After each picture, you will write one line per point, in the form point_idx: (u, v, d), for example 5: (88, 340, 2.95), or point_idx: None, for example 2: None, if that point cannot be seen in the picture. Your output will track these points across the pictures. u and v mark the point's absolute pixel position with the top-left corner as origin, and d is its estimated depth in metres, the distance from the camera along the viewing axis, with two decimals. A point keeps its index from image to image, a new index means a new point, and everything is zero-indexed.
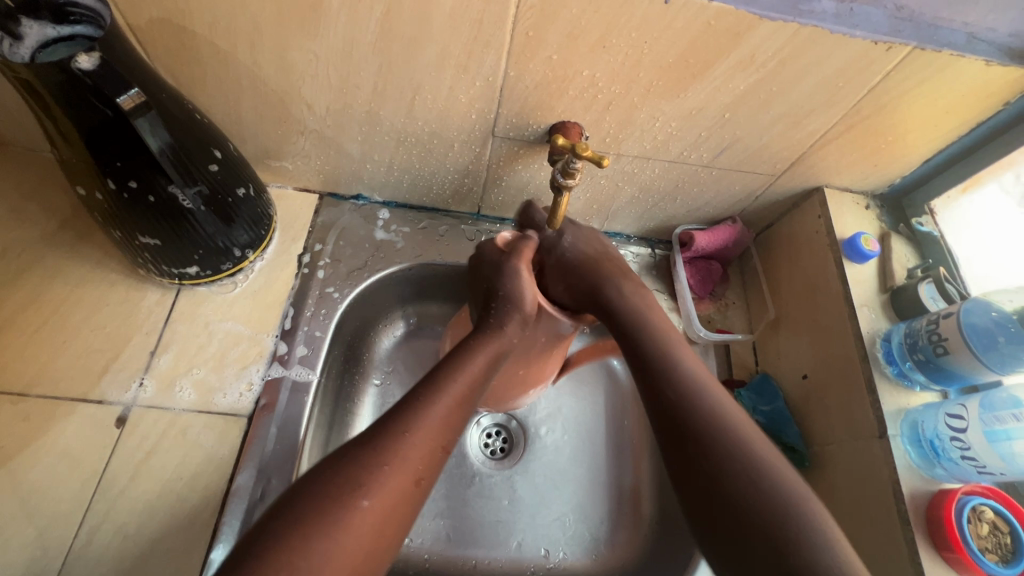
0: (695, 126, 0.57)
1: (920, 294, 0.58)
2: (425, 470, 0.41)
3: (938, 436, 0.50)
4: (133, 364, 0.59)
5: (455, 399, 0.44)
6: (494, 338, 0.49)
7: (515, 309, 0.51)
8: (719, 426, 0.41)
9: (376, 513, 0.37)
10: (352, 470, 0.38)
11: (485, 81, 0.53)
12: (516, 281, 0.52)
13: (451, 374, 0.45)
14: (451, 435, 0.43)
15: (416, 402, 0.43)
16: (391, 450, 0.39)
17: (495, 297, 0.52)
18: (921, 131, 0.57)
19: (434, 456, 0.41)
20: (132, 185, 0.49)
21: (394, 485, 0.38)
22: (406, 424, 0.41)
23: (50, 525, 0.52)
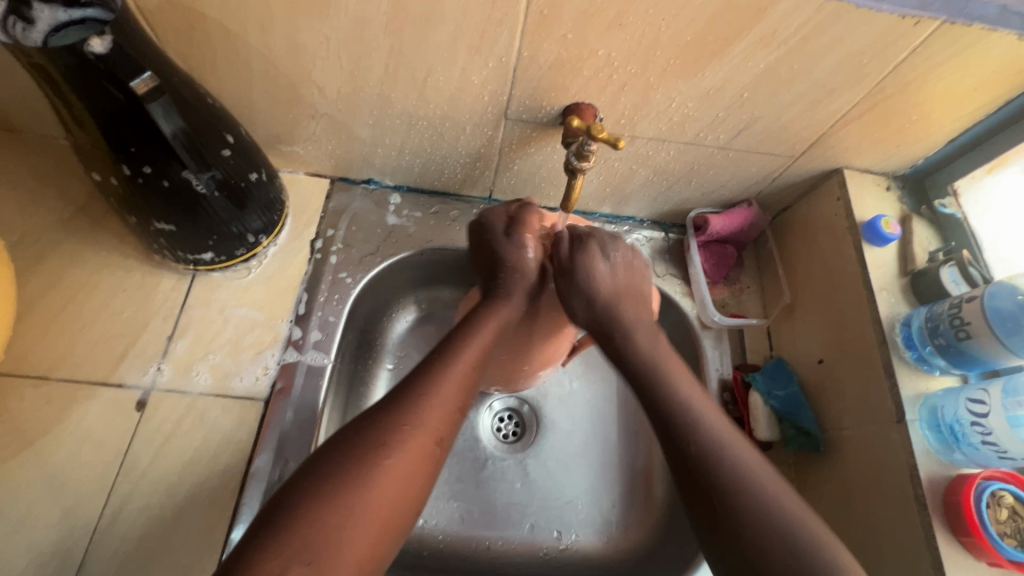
0: (712, 106, 0.55)
1: (942, 278, 0.57)
2: (444, 431, 0.43)
3: (958, 421, 0.50)
4: (151, 349, 0.60)
5: (469, 361, 0.47)
6: (500, 307, 0.52)
7: (519, 279, 0.54)
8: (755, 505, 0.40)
9: (400, 471, 0.39)
10: (375, 431, 0.40)
11: (498, 62, 0.52)
12: (522, 251, 0.55)
13: (464, 338, 0.48)
14: (466, 397, 0.46)
15: (431, 365, 0.46)
16: (408, 412, 0.42)
17: (500, 267, 0.55)
18: (946, 109, 0.55)
19: (450, 419, 0.44)
20: (146, 171, 0.49)
21: (415, 446, 0.41)
22: (422, 386, 0.44)
23: (76, 505, 0.53)
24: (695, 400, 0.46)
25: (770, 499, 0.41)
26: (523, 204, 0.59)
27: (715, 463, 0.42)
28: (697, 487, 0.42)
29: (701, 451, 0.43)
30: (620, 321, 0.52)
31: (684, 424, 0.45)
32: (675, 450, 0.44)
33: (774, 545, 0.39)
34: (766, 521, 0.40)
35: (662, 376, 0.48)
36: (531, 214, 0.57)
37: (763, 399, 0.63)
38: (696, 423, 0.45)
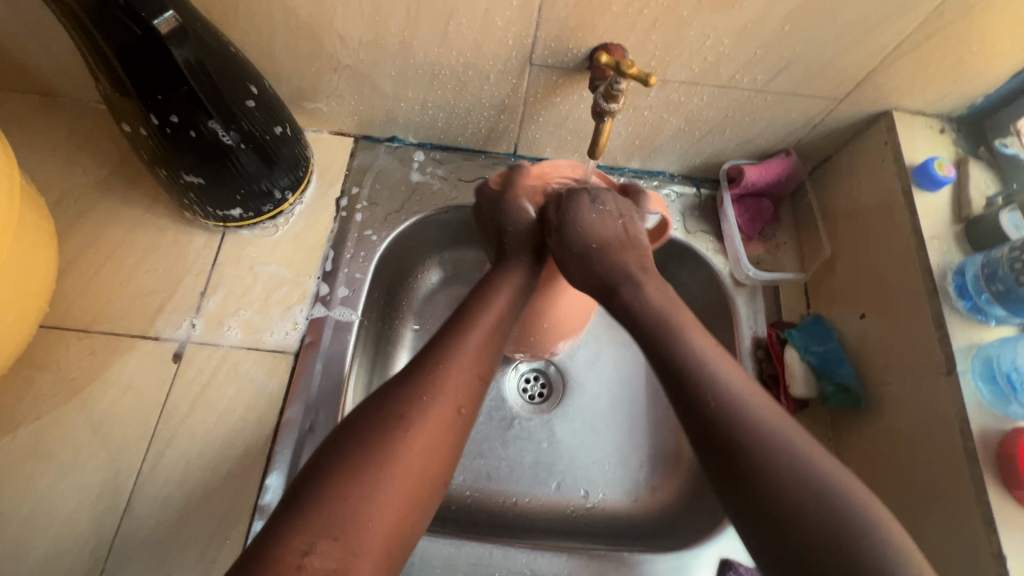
0: (750, 43, 0.52)
1: (1002, 223, 0.53)
2: (464, 400, 0.43)
3: (1017, 369, 0.47)
4: (185, 304, 0.62)
5: (485, 329, 0.47)
6: (512, 272, 0.52)
7: (525, 243, 0.54)
8: (749, 431, 0.39)
9: (421, 442, 0.39)
10: (393, 403, 0.40)
11: (523, 1, 0.50)
12: (522, 216, 0.54)
13: (479, 309, 0.48)
14: (485, 365, 0.46)
15: (447, 339, 0.45)
16: (426, 382, 0.42)
17: (505, 234, 0.54)
18: (1011, 37, 0.51)
19: (471, 386, 0.43)
20: (173, 121, 0.49)
21: (436, 416, 0.41)
22: (438, 357, 0.44)
23: (121, 450, 0.55)
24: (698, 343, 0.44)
25: (769, 427, 0.39)
26: (515, 164, 0.56)
27: (714, 393, 0.41)
28: (695, 417, 0.41)
29: (705, 389, 0.41)
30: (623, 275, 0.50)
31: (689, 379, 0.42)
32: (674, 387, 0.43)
33: (765, 463, 0.38)
34: (761, 449, 0.38)
35: (670, 326, 0.46)
36: (526, 174, 0.54)
37: (799, 354, 0.61)
38: (697, 358, 0.43)
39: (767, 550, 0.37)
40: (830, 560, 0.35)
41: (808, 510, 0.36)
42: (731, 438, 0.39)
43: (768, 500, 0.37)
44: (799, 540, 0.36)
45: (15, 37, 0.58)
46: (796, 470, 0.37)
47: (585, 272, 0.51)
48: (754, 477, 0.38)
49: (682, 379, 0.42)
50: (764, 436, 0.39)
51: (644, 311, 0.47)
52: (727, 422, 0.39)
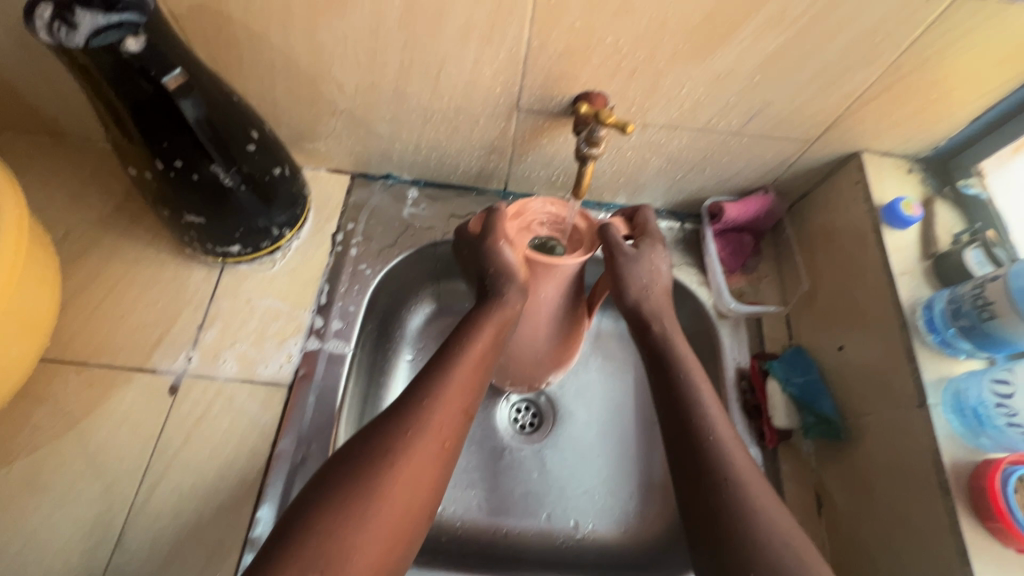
0: (723, 91, 0.55)
1: (966, 260, 0.56)
2: (449, 434, 0.44)
3: (983, 403, 0.49)
4: (182, 337, 0.63)
5: (471, 364, 0.48)
6: (493, 310, 0.51)
7: (508, 282, 0.52)
8: (725, 470, 0.45)
9: (407, 476, 0.41)
10: (381, 438, 0.42)
11: (509, 53, 0.53)
12: (499, 256, 0.52)
13: (462, 345, 0.48)
14: (471, 399, 0.47)
15: (432, 374, 0.46)
16: (412, 417, 0.43)
17: (484, 273, 0.53)
18: (968, 87, 0.54)
19: (456, 420, 0.45)
20: (177, 164, 0.52)
21: (421, 451, 0.42)
22: (426, 391, 0.45)
23: (115, 483, 0.56)
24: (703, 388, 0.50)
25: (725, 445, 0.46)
26: (490, 207, 0.56)
27: (703, 435, 0.47)
28: (683, 451, 0.47)
29: (703, 431, 0.47)
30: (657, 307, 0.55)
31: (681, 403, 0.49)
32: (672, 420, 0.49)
33: (730, 495, 0.44)
34: (728, 484, 0.44)
35: (679, 371, 0.51)
36: (499, 219, 0.54)
37: (781, 386, 0.62)
38: (697, 401, 0.49)
39: (701, 545, 0.44)
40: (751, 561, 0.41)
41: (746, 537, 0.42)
42: (708, 475, 0.45)
43: (722, 526, 0.43)
44: (727, 536, 0.42)
45: (28, 83, 0.61)
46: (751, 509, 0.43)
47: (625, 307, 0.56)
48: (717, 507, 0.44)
49: (678, 412, 0.49)
50: (736, 474, 0.45)
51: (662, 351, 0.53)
52: (710, 459, 0.46)
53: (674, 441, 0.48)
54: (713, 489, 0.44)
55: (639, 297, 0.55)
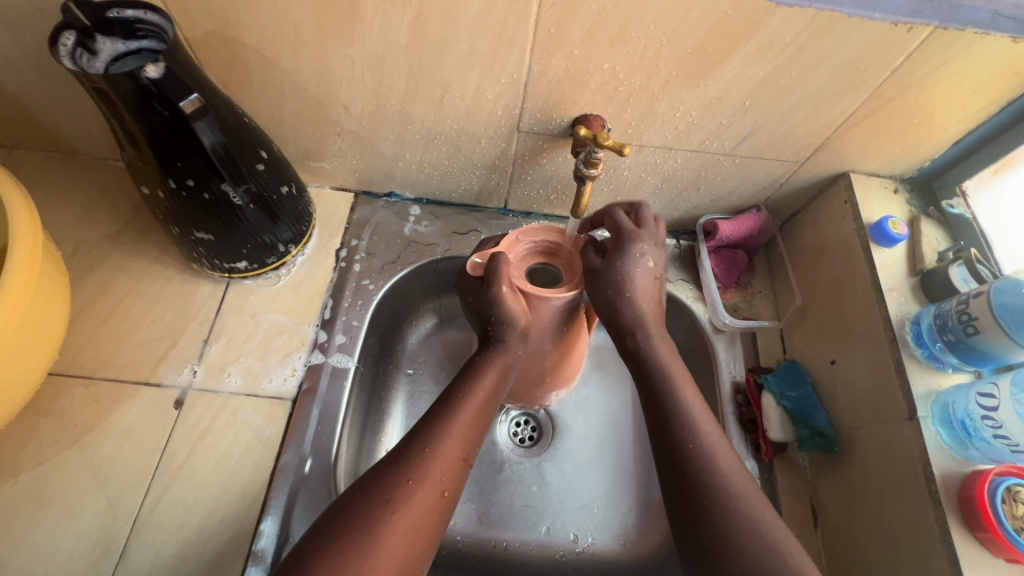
0: (716, 115, 0.58)
1: (951, 276, 0.58)
2: (447, 484, 0.45)
3: (969, 416, 0.50)
4: (188, 351, 0.64)
5: (471, 413, 0.49)
6: (495, 356, 0.54)
7: (508, 328, 0.54)
8: (707, 473, 0.46)
9: (406, 525, 0.42)
10: (381, 486, 0.43)
11: (510, 78, 0.55)
12: (500, 303, 0.54)
13: (464, 393, 0.50)
14: (469, 447, 0.48)
15: (431, 424, 0.48)
16: (411, 466, 0.44)
17: (486, 317, 0.55)
18: (949, 112, 0.56)
19: (454, 469, 0.46)
20: (189, 184, 0.53)
21: (420, 500, 0.43)
22: (425, 440, 0.46)
23: (120, 496, 0.57)
24: (688, 393, 0.51)
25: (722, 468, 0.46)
26: (491, 252, 0.57)
27: (688, 438, 0.48)
28: (668, 454, 0.48)
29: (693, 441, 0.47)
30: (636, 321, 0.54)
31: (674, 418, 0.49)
32: (658, 425, 0.50)
33: (711, 497, 0.45)
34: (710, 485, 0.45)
35: (665, 377, 0.52)
36: (501, 263, 0.55)
37: (775, 400, 0.64)
38: (681, 405, 0.50)
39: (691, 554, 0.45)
40: None
41: (729, 536, 0.43)
42: (692, 478, 0.46)
43: (706, 526, 0.44)
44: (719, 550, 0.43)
45: (43, 103, 0.63)
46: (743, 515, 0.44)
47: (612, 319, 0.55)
48: (700, 507, 0.45)
49: (668, 423, 0.49)
50: (723, 479, 0.46)
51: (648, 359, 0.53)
52: (693, 460, 0.47)
53: (660, 445, 0.49)
54: (696, 490, 0.45)
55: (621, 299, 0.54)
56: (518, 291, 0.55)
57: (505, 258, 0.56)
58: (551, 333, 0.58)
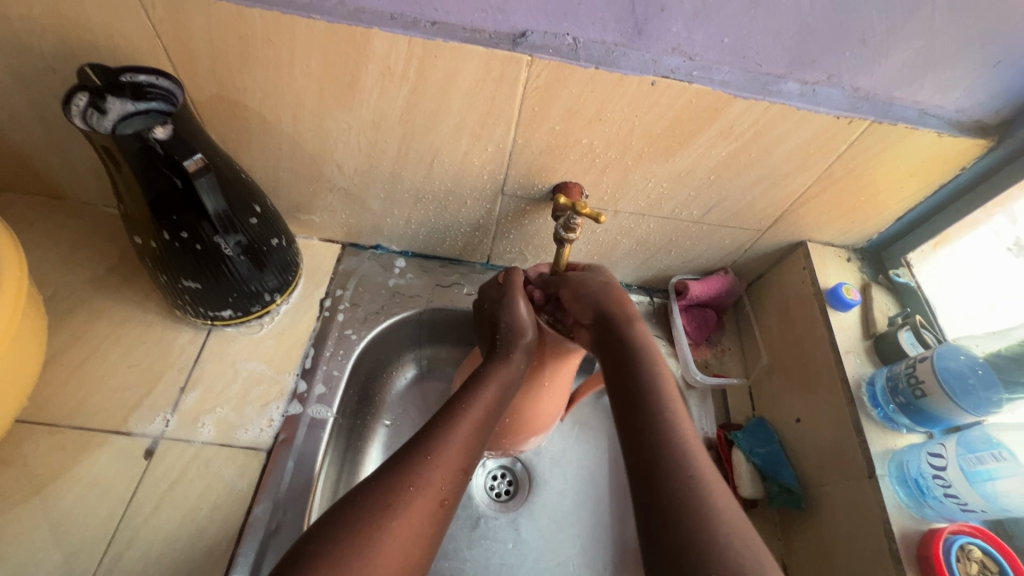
0: (685, 186, 0.63)
1: (901, 340, 0.62)
2: (447, 492, 0.45)
3: (922, 474, 0.54)
4: (163, 400, 0.64)
5: (473, 423, 0.49)
6: (501, 366, 0.54)
7: (517, 339, 0.56)
8: (666, 437, 0.41)
9: (405, 532, 0.41)
10: (381, 492, 0.42)
11: (496, 148, 0.60)
12: (515, 312, 0.58)
13: (468, 399, 0.50)
14: (469, 458, 0.47)
15: (435, 430, 0.47)
16: (412, 473, 0.44)
17: (499, 329, 0.57)
18: (891, 191, 0.63)
19: (455, 479, 0.46)
20: (183, 236, 0.55)
21: (419, 507, 0.43)
22: (427, 447, 0.46)
23: (77, 552, 0.54)
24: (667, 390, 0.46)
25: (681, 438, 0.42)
26: (509, 270, 0.64)
27: (653, 409, 0.44)
28: (634, 433, 0.43)
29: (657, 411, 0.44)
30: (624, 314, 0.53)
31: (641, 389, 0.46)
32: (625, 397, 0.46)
33: (664, 461, 0.40)
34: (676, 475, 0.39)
35: (638, 355, 0.49)
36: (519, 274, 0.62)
37: (746, 455, 0.66)
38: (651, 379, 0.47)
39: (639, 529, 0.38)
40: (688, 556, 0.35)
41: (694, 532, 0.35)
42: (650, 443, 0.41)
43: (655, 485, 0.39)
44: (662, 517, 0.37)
45: (39, 151, 0.65)
46: (702, 495, 0.38)
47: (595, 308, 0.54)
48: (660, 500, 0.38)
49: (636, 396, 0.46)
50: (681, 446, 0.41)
51: (629, 353, 0.49)
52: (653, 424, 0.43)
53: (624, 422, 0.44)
54: (656, 467, 0.40)
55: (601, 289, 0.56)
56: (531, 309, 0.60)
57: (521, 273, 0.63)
58: (549, 366, 0.59)
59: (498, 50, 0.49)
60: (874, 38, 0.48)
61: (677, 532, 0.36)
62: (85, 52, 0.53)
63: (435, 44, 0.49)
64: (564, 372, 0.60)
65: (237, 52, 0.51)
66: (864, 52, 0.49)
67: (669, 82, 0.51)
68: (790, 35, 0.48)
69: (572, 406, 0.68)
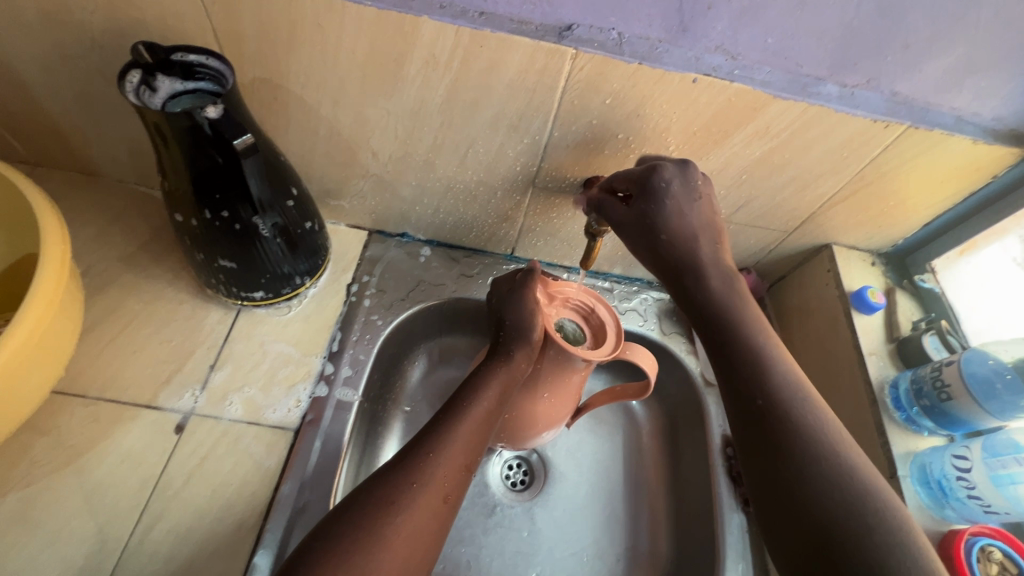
0: (715, 185, 0.63)
1: (925, 344, 0.63)
2: (451, 490, 0.46)
3: (946, 476, 0.55)
4: (193, 376, 0.65)
5: (475, 421, 0.51)
6: (500, 365, 0.56)
7: (519, 339, 0.58)
8: (767, 375, 0.50)
9: (410, 527, 0.43)
10: (385, 490, 0.44)
11: (532, 139, 0.60)
12: (521, 312, 0.60)
13: (469, 399, 0.52)
14: (473, 455, 0.49)
15: (438, 428, 0.49)
16: (415, 471, 0.45)
17: (504, 328, 0.60)
18: (920, 197, 0.63)
19: (457, 476, 0.47)
20: (223, 215, 0.56)
21: (423, 504, 0.44)
22: (430, 445, 0.48)
23: (110, 522, 0.55)
24: (761, 338, 0.52)
25: (789, 379, 0.49)
26: (529, 266, 0.65)
27: (755, 353, 0.51)
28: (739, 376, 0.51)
29: (754, 356, 0.51)
30: (690, 261, 0.57)
31: (733, 335, 0.53)
32: (719, 346, 0.53)
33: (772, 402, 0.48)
34: (832, 468, 0.44)
35: (719, 305, 0.55)
36: (535, 277, 0.63)
37: None
38: (742, 325, 0.53)
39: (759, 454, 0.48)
40: (823, 479, 0.44)
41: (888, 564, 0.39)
42: (751, 382, 0.50)
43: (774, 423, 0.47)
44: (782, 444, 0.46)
45: (78, 127, 0.66)
46: (807, 423, 0.47)
47: (663, 268, 0.58)
48: (815, 496, 0.43)
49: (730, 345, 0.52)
50: (785, 385, 0.49)
51: (711, 304, 0.55)
52: (751, 366, 0.51)
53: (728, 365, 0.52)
54: (765, 407, 0.48)
55: (669, 239, 0.56)
56: (540, 308, 0.61)
57: (538, 270, 0.64)
58: (548, 371, 0.60)
59: (544, 42, 0.50)
60: (917, 44, 0.49)
61: (802, 466, 0.45)
62: (132, 29, 0.53)
63: (482, 34, 0.50)
64: (568, 378, 0.61)
65: (285, 35, 0.52)
66: (905, 58, 0.50)
67: (709, 80, 0.51)
68: (833, 37, 0.49)
69: (576, 419, 0.69)
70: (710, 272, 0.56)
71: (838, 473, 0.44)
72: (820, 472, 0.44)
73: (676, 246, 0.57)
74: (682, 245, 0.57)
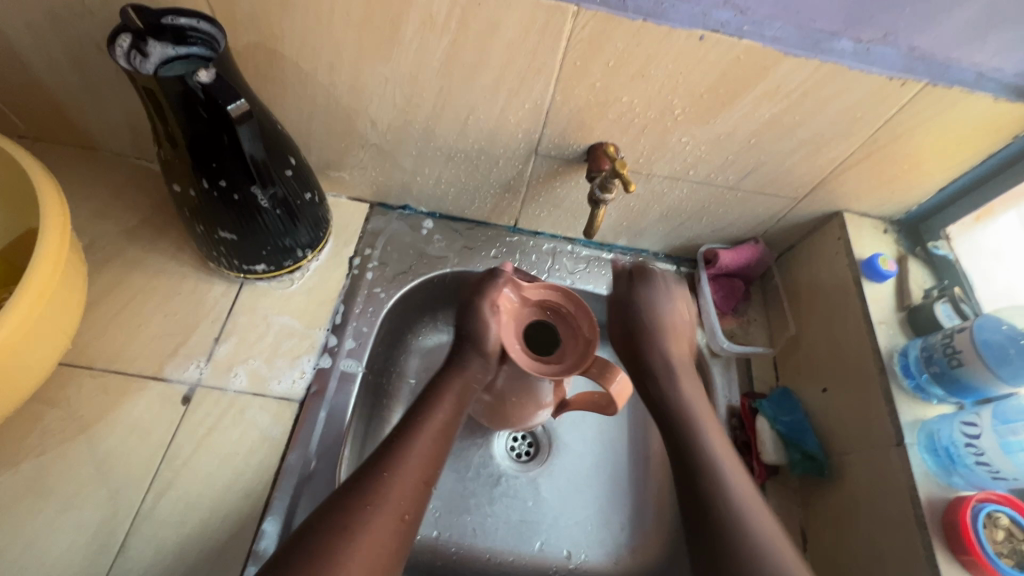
0: (723, 150, 0.62)
1: (936, 312, 0.62)
2: (408, 507, 0.46)
3: (953, 443, 0.54)
4: (198, 349, 0.65)
5: (429, 437, 0.51)
6: (454, 379, 0.57)
7: (473, 351, 0.59)
8: (699, 448, 0.55)
9: (366, 550, 0.43)
10: (342, 512, 0.44)
11: (534, 105, 0.59)
12: (476, 323, 0.59)
13: (421, 417, 0.53)
14: (430, 470, 0.49)
15: (392, 448, 0.49)
16: (370, 493, 0.46)
17: (461, 338, 0.60)
18: (935, 161, 0.61)
19: (416, 492, 0.48)
20: (222, 184, 0.55)
21: (379, 525, 0.44)
22: (385, 465, 0.48)
23: (121, 490, 0.57)
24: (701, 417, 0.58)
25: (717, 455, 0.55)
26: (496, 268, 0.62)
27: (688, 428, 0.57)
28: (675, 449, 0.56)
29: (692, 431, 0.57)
30: (653, 337, 0.65)
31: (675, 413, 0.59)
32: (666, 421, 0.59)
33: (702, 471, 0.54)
34: (748, 537, 0.49)
35: (667, 378, 0.62)
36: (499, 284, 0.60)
37: (769, 423, 0.67)
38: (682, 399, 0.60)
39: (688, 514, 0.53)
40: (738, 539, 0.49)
41: None
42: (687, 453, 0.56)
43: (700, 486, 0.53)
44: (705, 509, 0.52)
45: (74, 99, 0.65)
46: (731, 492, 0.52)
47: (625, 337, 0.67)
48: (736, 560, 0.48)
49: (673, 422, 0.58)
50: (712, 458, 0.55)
51: (660, 377, 0.62)
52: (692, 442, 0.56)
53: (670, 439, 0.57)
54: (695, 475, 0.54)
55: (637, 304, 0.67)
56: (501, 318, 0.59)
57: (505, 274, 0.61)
58: (506, 379, 0.60)
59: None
60: None
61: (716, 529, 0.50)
62: None
63: None
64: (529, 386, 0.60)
65: None
66: (924, 9, 0.47)
67: (717, 37, 0.49)
68: None
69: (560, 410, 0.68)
70: (668, 352, 0.64)
71: (756, 542, 0.49)
72: (738, 537, 0.49)
73: (642, 313, 0.67)
74: (644, 314, 0.66)
